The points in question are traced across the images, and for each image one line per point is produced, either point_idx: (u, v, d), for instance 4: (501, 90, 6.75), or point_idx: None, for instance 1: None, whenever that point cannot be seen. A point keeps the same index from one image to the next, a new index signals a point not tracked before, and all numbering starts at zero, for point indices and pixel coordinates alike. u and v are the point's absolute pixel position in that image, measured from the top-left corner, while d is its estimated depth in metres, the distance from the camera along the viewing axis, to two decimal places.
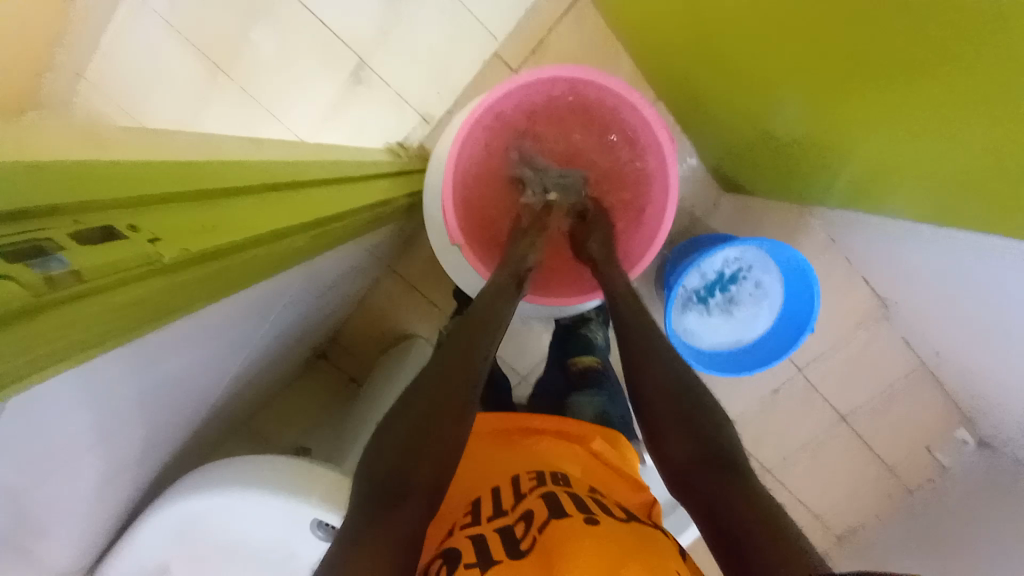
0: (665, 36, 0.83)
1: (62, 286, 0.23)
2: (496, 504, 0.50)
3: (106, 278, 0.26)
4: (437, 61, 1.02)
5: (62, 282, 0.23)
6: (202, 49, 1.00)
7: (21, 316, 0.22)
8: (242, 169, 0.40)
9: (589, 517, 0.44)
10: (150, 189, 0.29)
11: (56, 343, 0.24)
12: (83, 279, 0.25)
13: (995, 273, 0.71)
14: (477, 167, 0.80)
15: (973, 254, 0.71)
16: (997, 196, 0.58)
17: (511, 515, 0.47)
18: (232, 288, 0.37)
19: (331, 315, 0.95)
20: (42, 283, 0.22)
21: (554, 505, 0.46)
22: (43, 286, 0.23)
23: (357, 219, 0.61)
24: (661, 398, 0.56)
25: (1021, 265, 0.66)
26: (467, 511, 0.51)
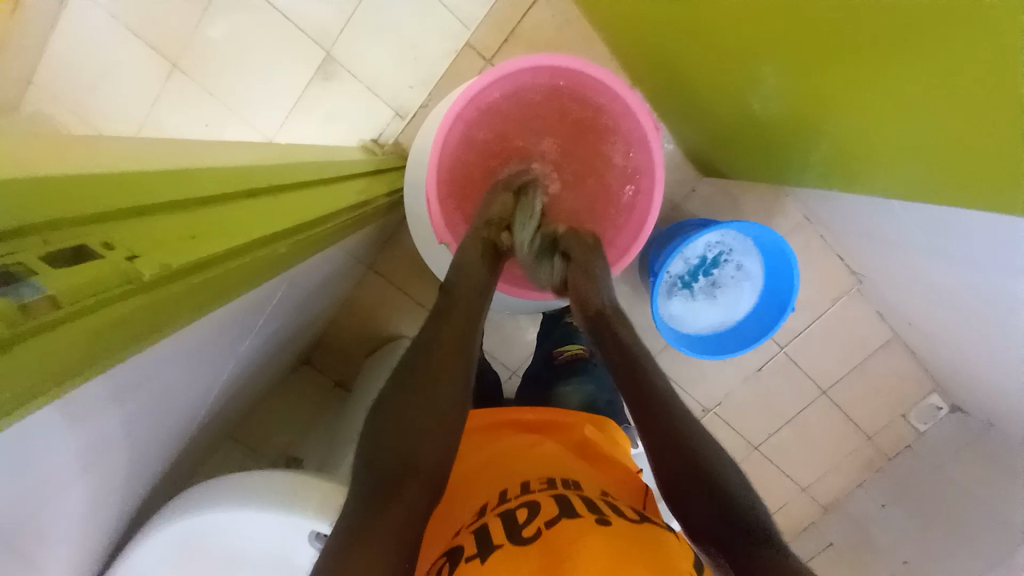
0: (641, 20, 0.83)
1: (37, 314, 0.23)
2: (498, 498, 0.50)
3: (84, 301, 0.25)
4: (408, 53, 1.00)
5: (37, 309, 0.23)
6: (159, 48, 0.96)
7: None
8: (222, 174, 0.38)
9: (600, 518, 0.43)
10: (126, 202, 0.28)
11: (39, 371, 0.23)
12: (60, 304, 0.24)
13: (963, 246, 0.73)
14: (462, 160, 0.79)
15: (942, 228, 0.73)
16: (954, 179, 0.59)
17: (514, 503, 0.48)
18: (218, 298, 0.36)
19: (314, 321, 0.93)
20: (16, 311, 0.22)
21: (564, 504, 0.46)
22: (16, 315, 0.22)
23: (337, 222, 0.59)
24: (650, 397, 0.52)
25: (986, 238, 0.68)
26: (474, 513, 0.51)
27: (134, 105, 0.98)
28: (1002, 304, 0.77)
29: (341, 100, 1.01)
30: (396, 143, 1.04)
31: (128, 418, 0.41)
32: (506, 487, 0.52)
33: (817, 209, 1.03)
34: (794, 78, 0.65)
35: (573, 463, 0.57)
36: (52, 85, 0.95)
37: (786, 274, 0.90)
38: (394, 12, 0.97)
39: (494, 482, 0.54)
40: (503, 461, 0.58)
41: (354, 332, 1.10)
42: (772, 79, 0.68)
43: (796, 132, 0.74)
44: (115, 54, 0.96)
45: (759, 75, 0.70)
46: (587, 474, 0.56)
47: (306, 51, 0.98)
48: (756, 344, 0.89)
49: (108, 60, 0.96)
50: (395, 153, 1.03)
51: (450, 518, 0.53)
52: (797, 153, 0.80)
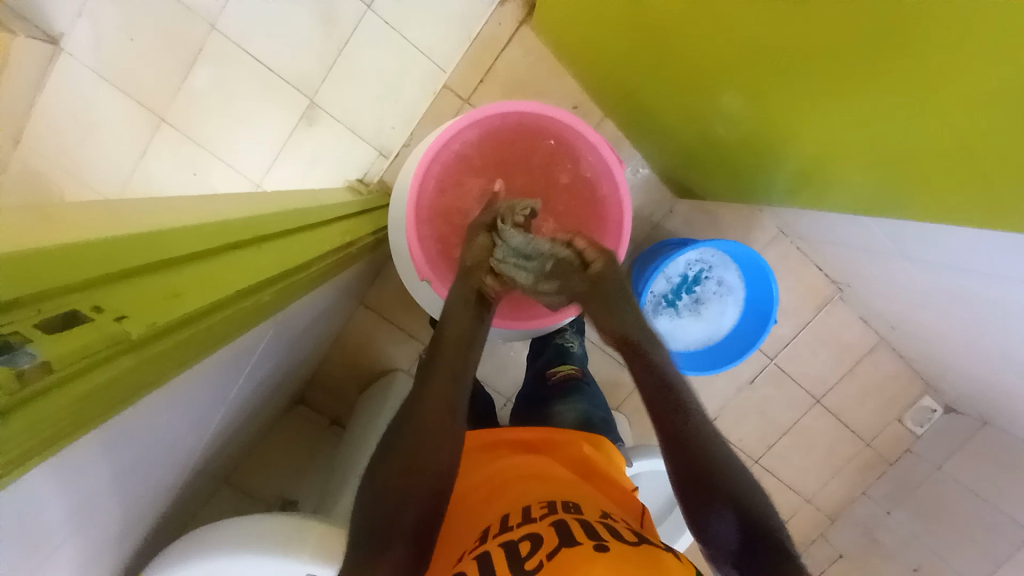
0: (608, 54, 0.87)
1: (32, 380, 0.24)
2: (501, 523, 0.50)
3: (74, 365, 0.26)
4: (388, 96, 1.04)
5: (32, 376, 0.24)
6: (145, 103, 1.00)
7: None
8: (207, 230, 0.39)
9: (598, 544, 0.44)
10: (117, 265, 0.29)
11: (17, 443, 0.24)
12: (54, 370, 0.25)
13: (926, 252, 0.76)
14: (438, 199, 0.81)
15: (902, 235, 0.77)
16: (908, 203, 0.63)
17: (517, 532, 0.47)
18: (200, 351, 0.38)
19: (304, 361, 0.93)
20: (13, 380, 0.23)
21: (564, 532, 0.45)
22: (13, 383, 0.23)
23: (320, 266, 0.60)
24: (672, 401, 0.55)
25: (942, 248, 0.73)
26: (477, 537, 0.50)
27: (122, 157, 1.01)
28: (979, 304, 0.79)
29: (325, 144, 1.05)
30: (381, 181, 1.07)
31: (118, 467, 0.42)
32: (509, 513, 0.52)
33: (791, 222, 1.06)
34: (756, 103, 0.68)
35: (571, 481, 0.58)
36: (41, 143, 0.98)
37: (765, 286, 0.92)
38: (374, 59, 1.02)
39: (498, 507, 0.54)
40: (505, 484, 0.58)
41: (345, 368, 1.10)
42: (732, 104, 0.72)
43: (761, 152, 0.78)
44: (99, 108, 0.99)
45: (723, 102, 0.73)
46: (587, 493, 0.56)
47: (290, 99, 1.02)
48: (745, 356, 0.90)
49: (92, 113, 0.99)
50: (381, 191, 1.06)
51: (451, 548, 0.52)
52: (762, 173, 0.83)
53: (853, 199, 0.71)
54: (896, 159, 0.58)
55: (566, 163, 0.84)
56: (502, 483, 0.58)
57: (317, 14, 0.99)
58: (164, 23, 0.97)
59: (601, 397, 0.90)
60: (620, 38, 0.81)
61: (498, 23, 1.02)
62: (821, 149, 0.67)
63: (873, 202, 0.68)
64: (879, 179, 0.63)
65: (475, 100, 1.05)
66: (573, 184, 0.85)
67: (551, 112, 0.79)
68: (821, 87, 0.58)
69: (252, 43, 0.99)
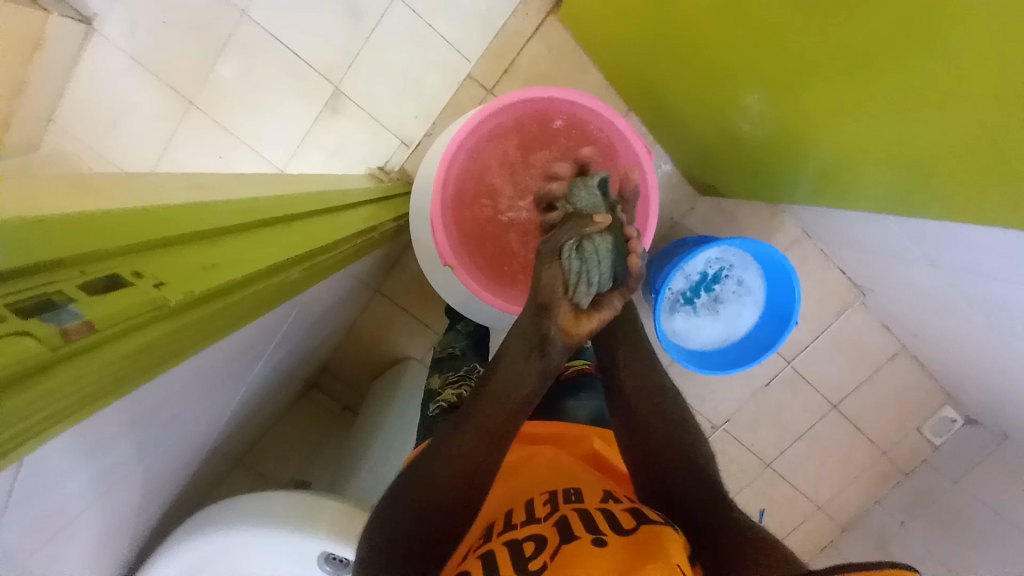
0: (633, 47, 0.85)
1: (78, 338, 0.24)
2: (506, 521, 0.50)
3: (118, 326, 0.26)
4: (411, 85, 1.04)
5: (77, 334, 0.24)
6: (172, 87, 1.02)
7: (38, 372, 0.23)
8: (239, 208, 0.40)
9: (596, 537, 0.44)
10: (154, 234, 0.30)
11: (60, 399, 0.24)
12: (99, 329, 0.25)
13: (949, 256, 0.75)
14: (463, 186, 0.81)
15: (918, 237, 0.76)
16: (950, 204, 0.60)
17: (520, 531, 0.47)
18: (231, 326, 0.38)
19: (321, 346, 0.94)
20: (59, 335, 0.23)
21: (564, 529, 0.45)
22: (59, 339, 0.23)
23: (344, 249, 0.61)
24: (639, 396, 0.62)
25: (965, 253, 0.71)
26: (482, 535, 0.50)
27: (148, 140, 1.03)
28: (1006, 316, 0.77)
29: (348, 132, 1.05)
30: (402, 171, 1.08)
31: (141, 440, 0.43)
32: (515, 510, 0.52)
33: (814, 224, 1.04)
34: (786, 101, 0.66)
35: (580, 472, 0.58)
36: (71, 124, 1.00)
37: (786, 286, 0.90)
38: (398, 47, 1.02)
39: (507, 507, 0.54)
40: (514, 482, 0.58)
41: (359, 354, 1.12)
42: (761, 100, 0.71)
43: (789, 151, 0.77)
44: (126, 90, 1.01)
45: (751, 99, 0.72)
46: (593, 483, 0.56)
47: (313, 85, 1.03)
48: (763, 358, 0.89)
49: (120, 95, 1.01)
50: (401, 180, 1.07)
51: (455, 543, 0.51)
52: (789, 171, 0.82)
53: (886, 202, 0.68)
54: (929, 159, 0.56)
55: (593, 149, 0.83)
56: (509, 478, 0.58)
57: (342, 2, 0.99)
58: (192, 6, 0.98)
59: None
60: (645, 31, 0.79)
61: (523, 15, 1.01)
62: (853, 148, 0.65)
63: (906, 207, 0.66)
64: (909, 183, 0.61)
65: (497, 91, 1.05)
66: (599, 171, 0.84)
67: (579, 98, 0.78)
68: (858, 83, 0.56)
69: (278, 28, 1.00)
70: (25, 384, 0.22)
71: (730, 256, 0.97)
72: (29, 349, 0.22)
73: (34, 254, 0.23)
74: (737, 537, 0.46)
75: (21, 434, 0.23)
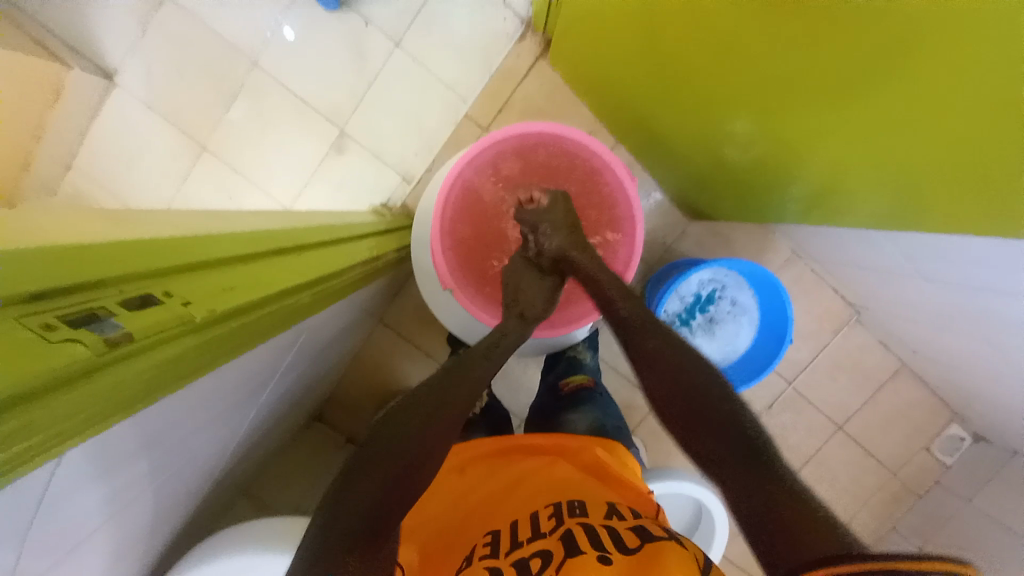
0: (622, 84, 0.91)
1: (117, 347, 0.26)
2: (510, 534, 0.50)
3: (152, 338, 0.29)
4: (412, 125, 1.11)
5: (117, 342, 0.26)
6: (186, 132, 1.08)
7: (80, 376, 0.25)
8: (252, 239, 0.43)
9: (602, 554, 0.44)
10: (178, 259, 0.33)
11: (95, 404, 0.26)
12: (136, 339, 0.27)
13: (937, 269, 0.78)
14: (461, 216, 0.86)
15: (906, 252, 0.80)
16: (936, 214, 0.63)
17: (526, 548, 0.47)
18: (247, 344, 0.40)
19: (326, 374, 0.96)
20: (101, 344, 0.26)
21: (569, 543, 0.46)
22: (101, 346, 0.25)
23: (350, 276, 0.63)
24: (669, 383, 0.58)
25: (952, 264, 0.75)
26: (485, 543, 0.50)
27: (161, 181, 1.09)
28: (1000, 327, 0.79)
29: (353, 170, 1.11)
30: (404, 205, 1.13)
31: (155, 463, 0.44)
32: (518, 522, 0.52)
33: (805, 245, 1.08)
34: (766, 125, 0.71)
35: (582, 483, 0.58)
36: (90, 168, 1.07)
37: (780, 307, 0.93)
38: (400, 90, 1.09)
39: (508, 516, 0.55)
40: (516, 493, 0.58)
41: (362, 384, 1.13)
42: (741, 126, 0.75)
43: (772, 174, 0.81)
44: (143, 136, 1.08)
45: (737, 126, 0.76)
46: (594, 494, 0.56)
47: (320, 127, 1.10)
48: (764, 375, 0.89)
49: (136, 140, 1.08)
50: (403, 214, 1.12)
51: (459, 554, 0.52)
52: (775, 193, 0.86)
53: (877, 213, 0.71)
54: (910, 167, 0.59)
55: (580, 176, 0.87)
56: (511, 490, 0.59)
57: (349, 53, 1.07)
58: (209, 60, 1.06)
59: (612, 403, 0.90)
60: (636, 71, 0.85)
61: (517, 57, 1.09)
62: (833, 164, 0.68)
63: (899, 217, 0.68)
64: (897, 190, 0.64)
65: (494, 128, 1.11)
66: (587, 197, 0.88)
67: (564, 131, 0.83)
68: (830, 106, 0.60)
69: (288, 77, 1.07)
70: (68, 389, 0.24)
71: (721, 277, 0.99)
72: (75, 354, 0.24)
73: (74, 276, 0.25)
74: (797, 517, 0.42)
75: (61, 433, 0.25)
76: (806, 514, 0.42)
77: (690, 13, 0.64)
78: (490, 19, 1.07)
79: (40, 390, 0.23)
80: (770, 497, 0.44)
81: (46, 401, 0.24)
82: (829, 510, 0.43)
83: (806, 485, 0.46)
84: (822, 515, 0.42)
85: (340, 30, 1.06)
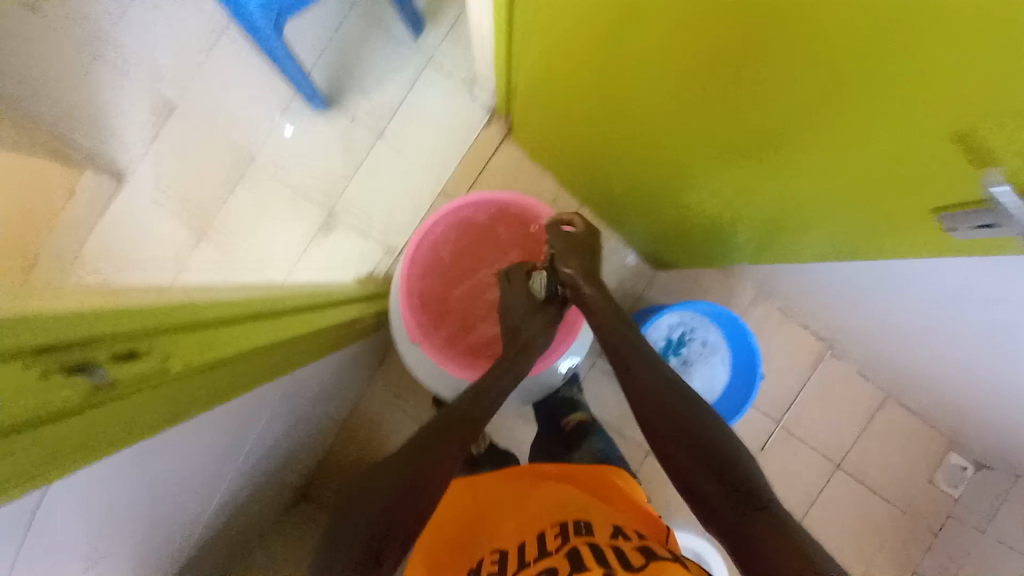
0: (575, 155, 1.02)
1: (102, 388, 0.36)
2: (517, 556, 0.54)
3: (132, 382, 0.38)
4: (393, 203, 1.21)
5: (103, 385, 0.36)
6: (185, 223, 1.18)
7: (76, 410, 0.34)
8: (229, 309, 0.54)
9: (606, 568, 0.46)
10: (162, 323, 0.43)
11: (88, 432, 0.35)
12: (119, 382, 0.37)
13: (886, 292, 0.84)
14: (427, 283, 0.93)
15: (856, 279, 0.86)
16: (863, 242, 0.69)
17: (533, 566, 0.50)
18: (224, 393, 0.49)
19: (311, 437, 0.97)
20: (91, 385, 0.35)
21: (575, 560, 0.48)
22: (89, 387, 0.35)
23: (325, 337, 0.69)
24: (656, 415, 0.63)
25: (894, 287, 0.81)
26: (493, 559, 0.55)
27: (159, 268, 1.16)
28: (963, 343, 0.83)
29: (340, 246, 1.20)
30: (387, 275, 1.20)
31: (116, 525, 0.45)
32: (525, 541, 0.56)
33: (769, 285, 1.14)
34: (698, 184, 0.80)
35: (591, 504, 0.61)
36: None
37: (747, 343, 0.97)
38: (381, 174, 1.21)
39: (518, 533, 0.58)
40: (525, 510, 0.62)
41: (350, 454, 1.12)
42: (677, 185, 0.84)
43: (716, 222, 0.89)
44: (144, 230, 1.17)
45: (679, 186, 0.84)
46: (603, 514, 0.58)
47: (309, 211, 1.20)
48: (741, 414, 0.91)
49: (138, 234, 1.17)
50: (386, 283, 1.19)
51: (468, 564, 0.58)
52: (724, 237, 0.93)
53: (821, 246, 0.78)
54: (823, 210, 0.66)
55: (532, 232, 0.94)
56: (521, 509, 0.62)
57: (335, 144, 1.20)
58: (208, 160, 1.19)
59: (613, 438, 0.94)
60: (583, 141, 0.94)
61: (484, 139, 1.22)
62: (763, 211, 0.76)
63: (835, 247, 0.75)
64: (823, 228, 0.71)
65: None
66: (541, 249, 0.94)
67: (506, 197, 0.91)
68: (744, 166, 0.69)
69: (280, 169, 1.20)
70: (66, 419, 0.34)
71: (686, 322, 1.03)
72: (70, 392, 0.34)
73: (73, 336, 0.35)
74: (780, 554, 0.47)
75: (66, 455, 0.34)
76: (790, 549, 0.47)
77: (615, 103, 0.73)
78: (459, 105, 1.20)
79: (46, 418, 0.32)
80: (752, 534, 0.50)
81: (51, 425, 0.33)
82: (810, 540, 0.48)
83: (790, 516, 0.51)
84: (803, 546, 0.47)
85: (327, 126, 1.20)
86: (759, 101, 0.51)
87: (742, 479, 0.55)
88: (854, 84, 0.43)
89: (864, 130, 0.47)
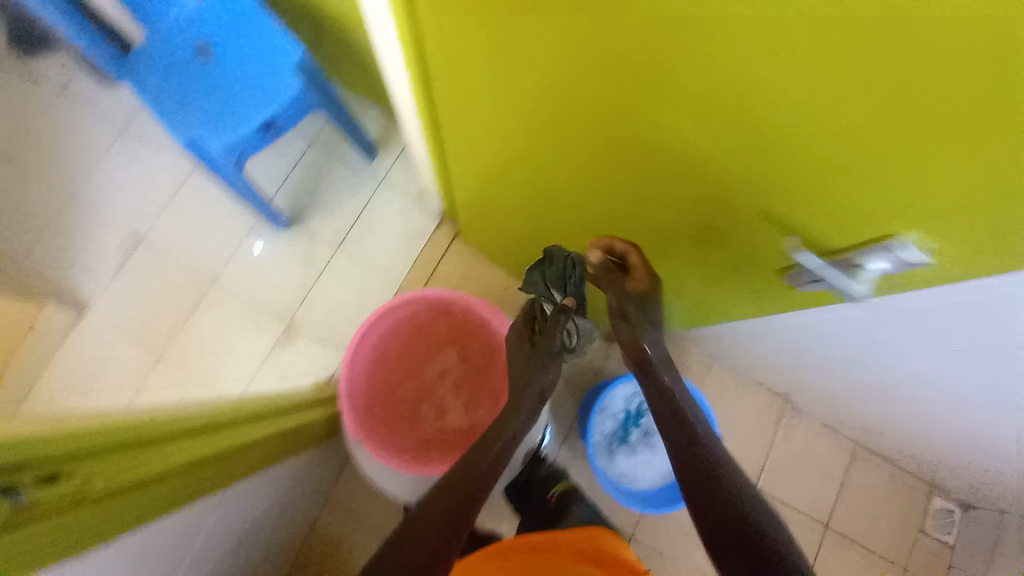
0: (518, 245, 1.10)
1: (13, 515, 0.40)
2: None
3: (44, 510, 0.42)
4: (351, 307, 1.26)
5: (14, 511, 0.40)
6: (142, 346, 1.19)
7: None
8: (160, 427, 0.57)
9: None
10: (84, 446, 0.48)
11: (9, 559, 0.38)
12: (33, 507, 0.41)
13: (821, 348, 0.86)
14: (367, 382, 0.98)
15: (788, 337, 0.88)
16: (784, 303, 0.73)
17: None
18: (146, 514, 0.51)
19: (288, 539, 0.98)
20: (6, 512, 0.39)
21: None
22: (5, 513, 0.39)
23: (268, 447, 0.72)
24: (700, 477, 0.61)
25: (823, 342, 0.84)
26: None
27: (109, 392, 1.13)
28: (921, 388, 0.84)
29: (298, 355, 1.21)
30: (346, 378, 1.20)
31: None
32: None
33: (716, 349, 1.18)
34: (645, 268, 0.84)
35: None
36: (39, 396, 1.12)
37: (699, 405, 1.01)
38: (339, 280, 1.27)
39: None
40: None
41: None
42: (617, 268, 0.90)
43: None
44: (99, 358, 1.17)
45: None
46: None
47: (268, 322, 1.23)
48: None
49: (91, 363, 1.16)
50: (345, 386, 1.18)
51: None
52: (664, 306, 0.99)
53: (745, 309, 0.83)
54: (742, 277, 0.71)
55: (461, 325, 1.01)
56: None
57: (294, 259, 1.27)
58: (168, 285, 1.23)
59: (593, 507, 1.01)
60: (523, 232, 1.01)
61: (436, 240, 1.30)
62: (696, 280, 0.81)
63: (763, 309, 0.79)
64: (745, 293, 0.76)
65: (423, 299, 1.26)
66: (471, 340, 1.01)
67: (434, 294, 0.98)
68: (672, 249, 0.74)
69: (239, 286, 1.24)
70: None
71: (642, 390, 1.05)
72: None
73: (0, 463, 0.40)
74: None
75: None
76: None
77: (540, 198, 0.81)
78: (411, 212, 1.30)
79: None
80: None
81: None
82: None
83: None
84: None
85: (288, 243, 1.28)
86: (685, 192, 0.58)
87: (773, 548, 0.52)
88: (704, 173, 0.53)
89: (729, 207, 0.56)
